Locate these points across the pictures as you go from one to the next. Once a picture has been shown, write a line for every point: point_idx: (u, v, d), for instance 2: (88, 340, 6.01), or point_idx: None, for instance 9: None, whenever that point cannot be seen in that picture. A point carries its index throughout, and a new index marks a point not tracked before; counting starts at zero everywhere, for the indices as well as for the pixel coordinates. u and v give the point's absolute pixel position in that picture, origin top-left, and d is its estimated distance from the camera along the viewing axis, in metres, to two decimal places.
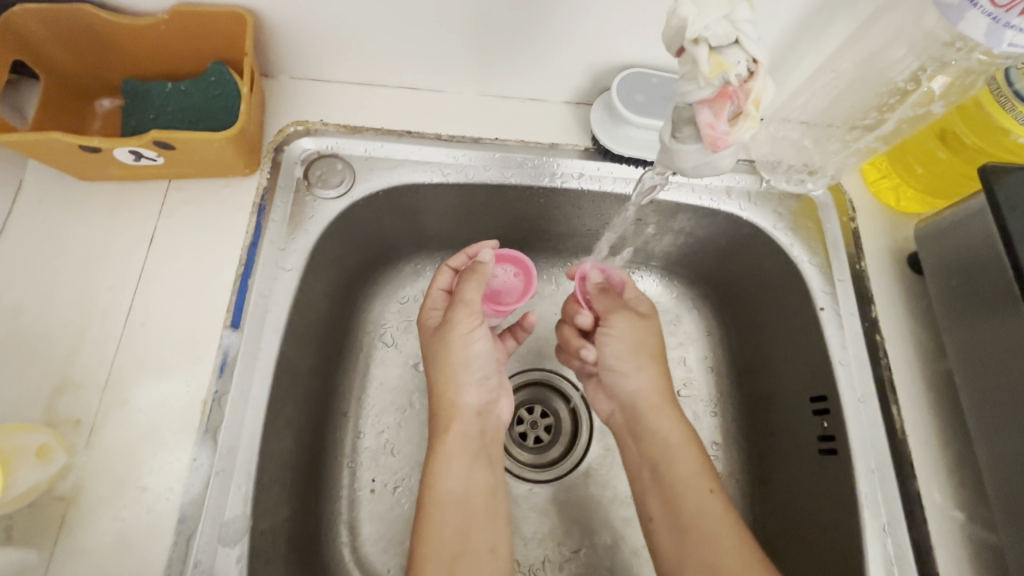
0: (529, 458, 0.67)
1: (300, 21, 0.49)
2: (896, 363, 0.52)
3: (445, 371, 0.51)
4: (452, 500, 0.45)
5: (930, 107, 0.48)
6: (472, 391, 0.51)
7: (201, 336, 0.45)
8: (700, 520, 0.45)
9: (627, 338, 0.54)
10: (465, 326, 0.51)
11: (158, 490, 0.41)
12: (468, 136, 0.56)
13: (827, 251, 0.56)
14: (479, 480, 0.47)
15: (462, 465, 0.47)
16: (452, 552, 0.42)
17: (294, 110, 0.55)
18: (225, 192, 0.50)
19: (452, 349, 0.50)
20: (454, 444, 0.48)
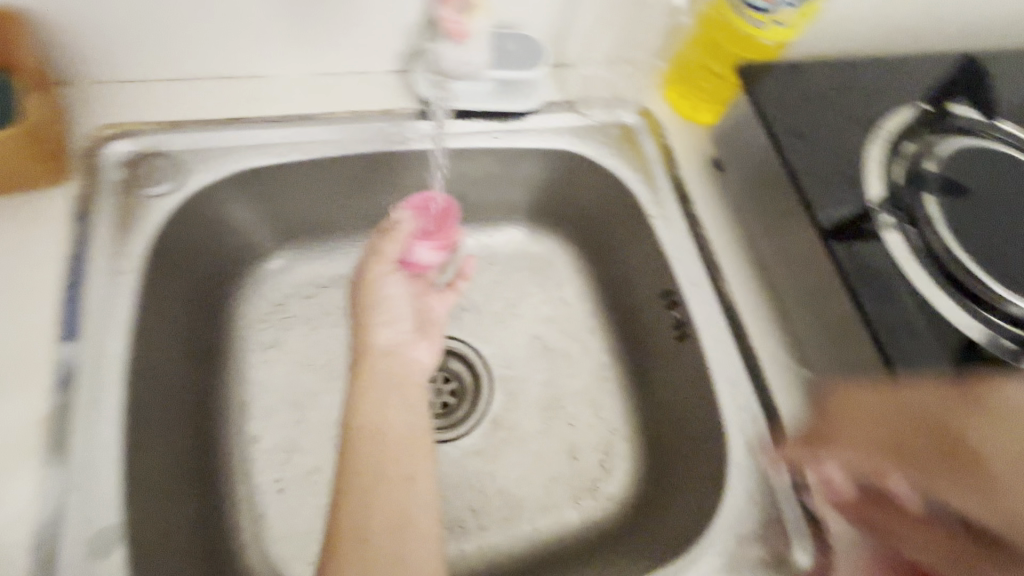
0: (438, 423, 0.69)
1: (84, 18, 0.47)
2: (723, 249, 0.60)
3: (358, 316, 0.51)
4: (364, 434, 0.42)
5: (681, 19, 0.61)
6: (383, 330, 0.50)
7: (31, 356, 0.42)
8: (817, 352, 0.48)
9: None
10: (381, 270, 0.51)
11: (6, 519, 0.37)
12: (300, 115, 0.57)
13: (648, 167, 0.63)
14: (393, 411, 0.44)
15: (375, 397, 0.45)
16: (366, 484, 0.40)
17: (102, 112, 0.52)
18: (35, 206, 0.47)
19: (364, 295, 0.51)
20: (365, 380, 0.46)
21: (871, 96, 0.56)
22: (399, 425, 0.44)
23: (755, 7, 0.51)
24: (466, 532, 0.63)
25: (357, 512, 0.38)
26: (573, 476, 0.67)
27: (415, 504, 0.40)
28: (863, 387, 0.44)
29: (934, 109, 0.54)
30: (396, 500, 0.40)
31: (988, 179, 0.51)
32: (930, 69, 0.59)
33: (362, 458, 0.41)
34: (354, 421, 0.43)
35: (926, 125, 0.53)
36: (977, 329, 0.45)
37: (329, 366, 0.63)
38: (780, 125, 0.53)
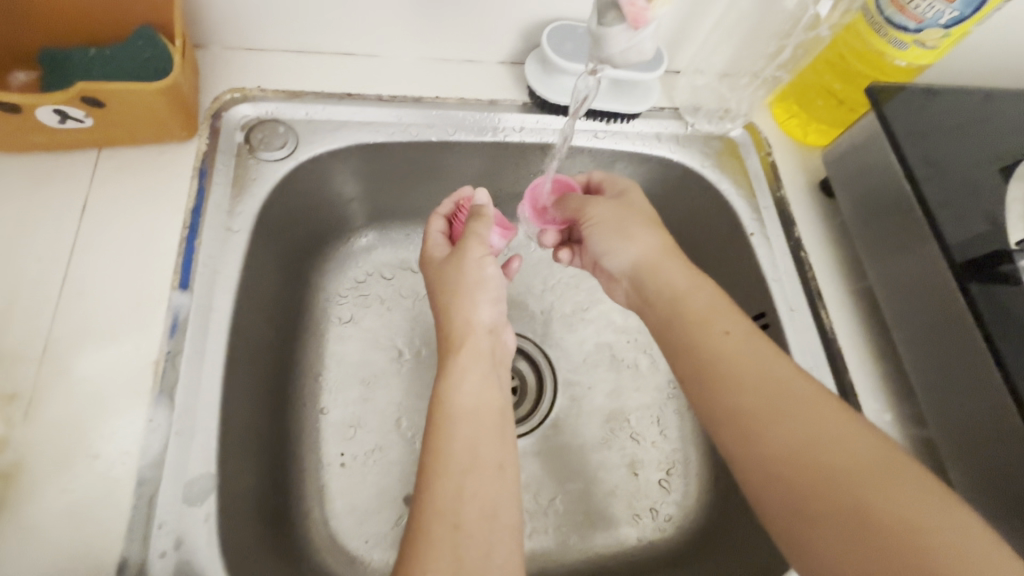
0: None
1: None
2: (824, 276, 0.57)
3: (459, 289, 0.48)
4: (463, 413, 0.41)
5: (818, 31, 0.56)
6: (484, 307, 0.48)
7: (147, 301, 0.44)
8: (737, 388, 0.40)
9: (609, 217, 0.51)
10: (476, 251, 0.49)
11: (112, 456, 0.38)
12: (409, 96, 0.57)
13: (751, 184, 0.61)
14: (489, 393, 0.44)
15: (474, 377, 0.44)
16: (461, 466, 0.38)
17: (229, 77, 0.54)
18: (161, 158, 0.49)
19: (464, 271, 0.48)
20: (466, 358, 0.45)
21: (1014, 131, 0.52)
22: (492, 412, 0.43)
23: (897, 24, 0.49)
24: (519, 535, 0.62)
25: (450, 493, 0.37)
26: (632, 491, 0.65)
27: (504, 496, 0.39)
28: (779, 435, 0.38)
29: None
30: (486, 488, 0.38)
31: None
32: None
33: (457, 437, 0.40)
34: (450, 397, 0.42)
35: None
36: None
37: (401, 347, 0.64)
38: (914, 151, 0.49)
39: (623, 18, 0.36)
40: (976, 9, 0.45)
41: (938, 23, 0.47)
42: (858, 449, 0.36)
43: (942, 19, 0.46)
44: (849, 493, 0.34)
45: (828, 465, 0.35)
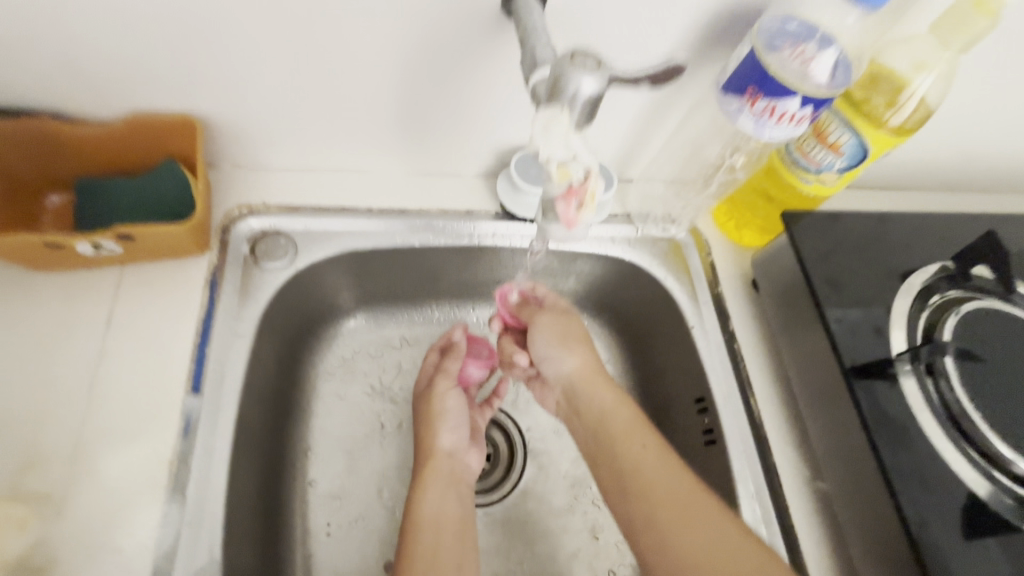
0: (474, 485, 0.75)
1: (244, 122, 0.58)
2: (754, 364, 0.65)
3: (425, 419, 0.60)
4: (425, 522, 0.51)
5: (735, 174, 0.67)
6: (445, 435, 0.59)
7: (164, 404, 0.50)
8: (652, 495, 0.51)
9: (552, 329, 0.62)
10: (443, 385, 0.62)
11: (132, 548, 0.44)
12: (395, 209, 0.66)
13: (692, 281, 0.69)
14: (449, 506, 0.54)
15: (435, 494, 0.54)
16: (425, 565, 0.48)
17: (238, 194, 0.62)
18: (177, 271, 0.56)
19: (430, 405, 0.61)
20: (429, 477, 0.55)
21: (905, 248, 0.62)
22: (452, 519, 0.53)
23: (800, 166, 0.57)
24: None
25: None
26: (592, 554, 0.71)
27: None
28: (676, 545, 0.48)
29: (955, 268, 0.60)
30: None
31: (1002, 339, 0.56)
32: (961, 223, 0.65)
33: (419, 542, 0.49)
34: (415, 510, 0.52)
35: (946, 282, 0.59)
36: (982, 484, 0.50)
37: (384, 422, 0.70)
38: (816, 271, 0.59)
39: (558, 219, 0.41)
40: (863, 161, 0.53)
41: (833, 168, 0.55)
42: (726, 545, 0.47)
43: (835, 166, 0.55)
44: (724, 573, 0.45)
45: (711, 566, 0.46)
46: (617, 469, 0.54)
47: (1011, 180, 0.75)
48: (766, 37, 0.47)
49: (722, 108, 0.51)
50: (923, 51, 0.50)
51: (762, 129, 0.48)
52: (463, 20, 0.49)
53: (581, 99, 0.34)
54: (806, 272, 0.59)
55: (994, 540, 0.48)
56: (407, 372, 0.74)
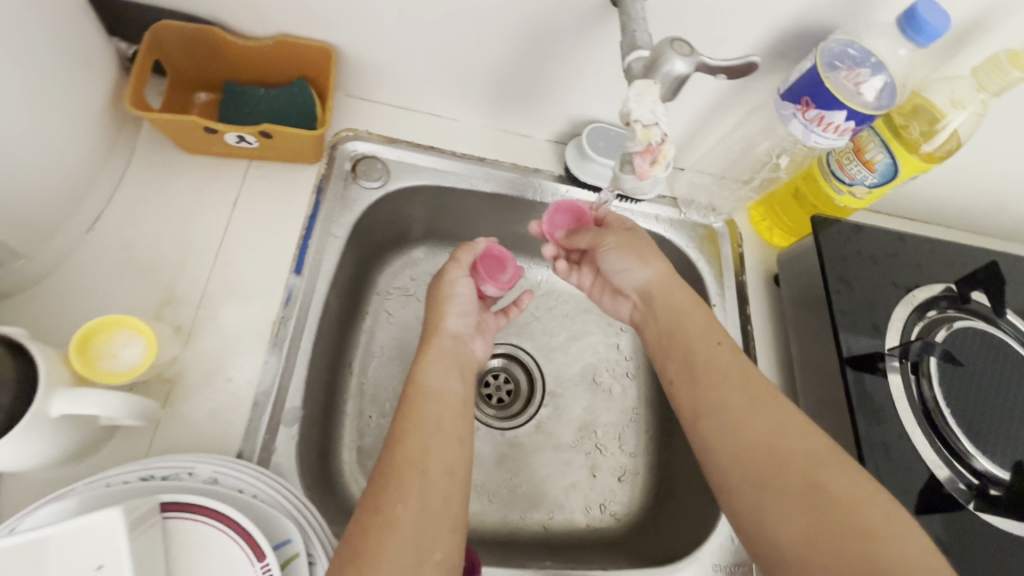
0: (495, 412, 0.85)
1: (367, 58, 0.67)
2: (764, 345, 0.73)
3: (435, 303, 0.68)
4: (428, 389, 0.58)
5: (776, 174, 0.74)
6: (452, 319, 0.68)
7: (273, 278, 0.61)
8: (727, 391, 0.54)
9: (623, 243, 0.66)
10: (453, 273, 0.69)
11: (240, 381, 0.55)
12: (475, 156, 0.76)
13: (721, 266, 0.78)
14: (450, 382, 0.61)
15: (439, 369, 0.61)
16: (428, 430, 0.54)
17: (346, 119, 0.72)
18: (293, 173, 0.66)
19: (440, 287, 0.69)
20: (433, 355, 0.63)
21: (918, 266, 0.69)
22: (453, 393, 0.60)
23: (836, 175, 0.65)
24: (495, 504, 0.78)
25: (419, 449, 0.52)
26: (589, 488, 0.81)
27: (457, 461, 0.53)
28: (751, 424, 0.51)
29: (956, 290, 0.68)
30: (446, 451, 0.53)
31: (987, 359, 0.64)
32: (973, 254, 0.72)
33: (425, 408, 0.56)
34: (420, 380, 0.59)
35: (947, 302, 0.67)
36: (943, 469, 0.58)
37: None
38: (834, 272, 0.67)
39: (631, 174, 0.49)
40: (891, 180, 0.62)
41: (864, 183, 0.63)
42: (801, 440, 0.49)
43: (866, 181, 0.63)
44: (806, 469, 0.47)
45: (781, 452, 0.49)
46: (691, 362, 0.57)
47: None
48: (828, 57, 0.55)
49: (779, 114, 0.60)
50: (962, 90, 0.58)
51: (811, 133, 0.57)
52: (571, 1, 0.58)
53: (672, 75, 0.43)
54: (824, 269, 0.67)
55: (942, 516, 0.56)
56: None
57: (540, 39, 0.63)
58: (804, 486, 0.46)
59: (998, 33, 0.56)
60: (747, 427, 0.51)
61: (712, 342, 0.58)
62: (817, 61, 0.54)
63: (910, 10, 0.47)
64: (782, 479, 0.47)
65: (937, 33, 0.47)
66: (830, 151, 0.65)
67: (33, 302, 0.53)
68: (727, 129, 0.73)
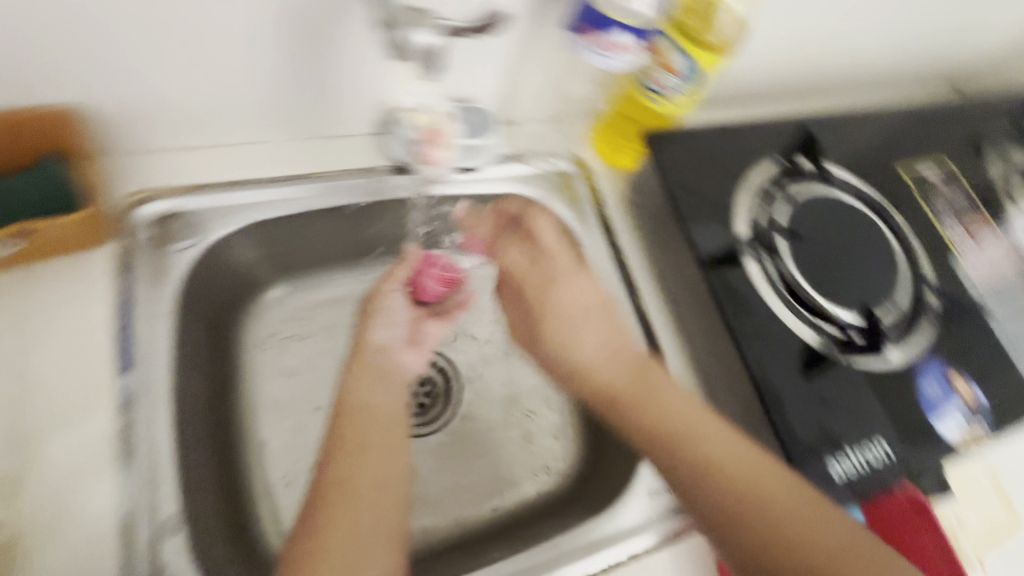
0: (417, 420, 0.82)
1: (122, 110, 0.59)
2: (642, 270, 0.74)
3: (364, 315, 0.63)
4: (358, 407, 0.54)
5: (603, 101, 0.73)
6: (382, 330, 0.62)
7: (97, 387, 0.53)
8: (654, 405, 0.54)
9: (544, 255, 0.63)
10: (388, 284, 0.64)
11: (94, 513, 0.49)
12: (296, 175, 0.69)
13: (582, 208, 0.75)
14: (382, 395, 0.56)
15: (367, 381, 0.57)
16: (353, 451, 0.51)
17: (132, 181, 0.63)
18: (84, 263, 0.58)
19: (370, 300, 0.63)
20: (363, 371, 0.58)
21: (748, 150, 0.72)
22: (383, 407, 0.55)
23: (650, 89, 0.64)
24: (442, 509, 0.77)
25: (345, 467, 0.50)
26: (530, 458, 0.81)
27: (390, 474, 0.51)
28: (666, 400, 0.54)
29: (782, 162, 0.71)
30: (379, 466, 0.51)
31: (826, 218, 0.69)
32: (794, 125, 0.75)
33: (354, 425, 0.53)
34: (346, 398, 0.55)
35: (783, 179, 0.70)
36: (811, 334, 0.62)
37: (321, 377, 0.75)
38: (675, 181, 0.68)
39: None
40: (698, 75, 0.61)
41: (676, 87, 0.63)
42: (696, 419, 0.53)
43: (676, 86, 0.62)
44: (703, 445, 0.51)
45: (684, 428, 0.52)
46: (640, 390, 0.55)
47: (841, 84, 0.87)
48: None
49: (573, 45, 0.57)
50: None
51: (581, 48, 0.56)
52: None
53: None
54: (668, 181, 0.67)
55: (823, 377, 0.59)
56: (335, 330, 0.78)
57: (307, 35, 0.56)
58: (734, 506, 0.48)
59: None
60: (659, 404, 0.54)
61: (595, 339, 0.59)
62: None
63: None
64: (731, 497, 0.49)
65: None
66: (636, 69, 0.64)
67: None
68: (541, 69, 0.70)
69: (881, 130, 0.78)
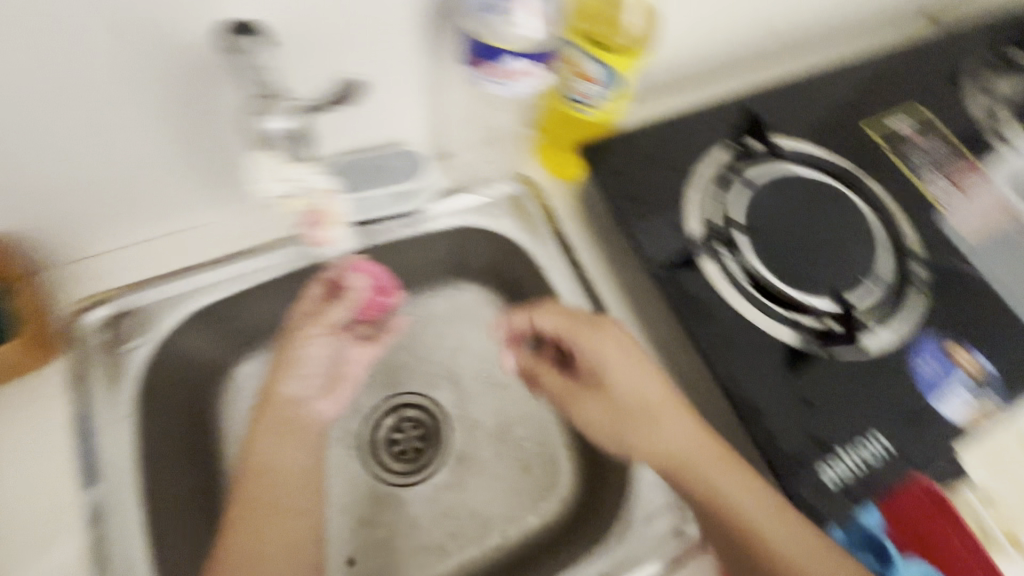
0: (405, 467, 0.80)
1: (41, 202, 0.57)
2: (607, 287, 0.71)
3: (276, 366, 0.59)
4: (267, 467, 0.54)
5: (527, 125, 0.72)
6: (292, 383, 0.58)
7: (67, 500, 0.54)
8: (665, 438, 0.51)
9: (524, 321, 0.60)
10: (313, 330, 0.60)
11: None
12: (234, 252, 0.68)
13: (533, 231, 0.73)
14: (291, 459, 0.56)
15: (272, 442, 0.55)
16: (259, 510, 0.52)
17: (86, 287, 0.64)
18: (43, 382, 0.59)
19: (286, 351, 0.59)
20: (256, 468, 0.54)
21: (676, 143, 0.68)
22: (297, 467, 0.55)
23: (574, 100, 0.61)
24: (445, 556, 0.75)
25: (250, 538, 0.50)
26: (533, 490, 0.78)
27: (304, 537, 0.53)
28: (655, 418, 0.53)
29: (738, 149, 0.67)
30: (290, 523, 0.52)
31: (789, 203, 0.64)
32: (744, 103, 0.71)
33: (259, 484, 0.53)
34: (252, 456, 0.54)
35: (738, 159, 0.66)
36: (790, 334, 0.58)
37: None
38: (614, 192, 0.64)
39: None
40: (617, 80, 0.57)
41: (598, 94, 0.59)
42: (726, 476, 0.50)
43: (597, 92, 0.59)
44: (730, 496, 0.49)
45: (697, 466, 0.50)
46: (630, 412, 0.53)
47: (805, 28, 0.80)
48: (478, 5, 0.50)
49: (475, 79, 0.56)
50: None
51: (480, 79, 0.54)
52: (181, 54, 0.50)
53: None
54: (603, 195, 0.64)
55: (807, 376, 0.56)
56: None
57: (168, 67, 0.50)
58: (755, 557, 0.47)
59: None
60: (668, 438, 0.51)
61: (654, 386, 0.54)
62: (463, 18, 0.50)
63: None
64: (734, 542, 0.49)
65: None
66: (556, 82, 0.61)
67: None
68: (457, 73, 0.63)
69: (836, 99, 0.74)
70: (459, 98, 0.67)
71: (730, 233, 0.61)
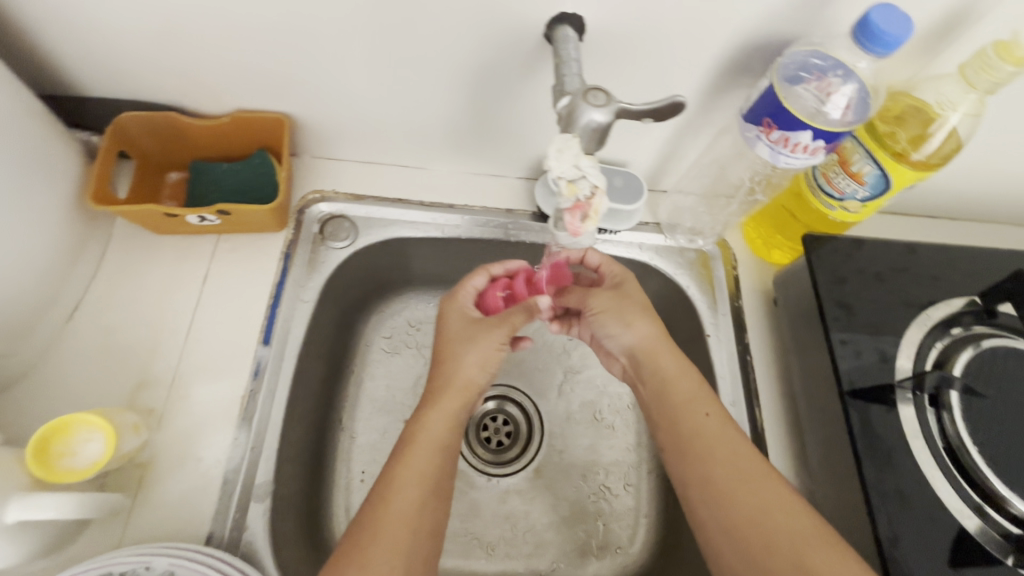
0: (490, 457, 0.83)
1: (321, 106, 0.65)
2: (764, 379, 0.67)
3: (468, 348, 0.59)
4: (438, 444, 0.55)
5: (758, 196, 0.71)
6: (475, 369, 0.60)
7: (243, 350, 0.61)
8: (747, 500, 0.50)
9: (610, 308, 0.62)
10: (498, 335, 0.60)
11: (210, 460, 0.56)
12: (444, 203, 0.74)
13: (715, 293, 0.71)
14: (455, 433, 0.57)
15: (447, 417, 0.56)
16: (418, 486, 0.51)
17: (315, 180, 0.73)
18: (261, 244, 0.67)
19: (477, 340, 0.60)
20: (422, 444, 0.54)
21: (911, 273, 0.63)
22: (457, 447, 0.57)
23: (824, 190, 0.59)
24: (494, 555, 0.75)
25: (409, 503, 0.50)
26: (595, 534, 0.77)
27: (443, 521, 0.53)
28: (739, 472, 0.51)
29: (982, 303, 0.61)
30: (437, 508, 0.52)
31: (1015, 383, 0.57)
32: (993, 261, 0.64)
33: (426, 458, 0.53)
34: (425, 427, 0.55)
35: (971, 318, 0.60)
36: (974, 521, 0.51)
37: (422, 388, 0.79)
38: (829, 295, 0.61)
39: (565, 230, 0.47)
40: (884, 193, 0.55)
41: (856, 196, 0.57)
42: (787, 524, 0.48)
43: (858, 195, 0.56)
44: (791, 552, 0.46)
45: (772, 531, 0.48)
46: (679, 435, 0.55)
47: None
48: (789, 72, 0.51)
49: (744, 137, 0.55)
50: (949, 92, 0.52)
51: (756, 140, 0.53)
52: (512, 33, 0.54)
53: (591, 125, 0.40)
54: (817, 293, 0.61)
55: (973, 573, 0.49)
56: None
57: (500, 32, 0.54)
58: (790, 567, 0.46)
59: (986, 24, 0.50)
60: (743, 498, 0.50)
61: (720, 429, 0.54)
62: (774, 79, 0.50)
63: (863, 20, 0.43)
64: (765, 557, 0.47)
65: (896, 42, 0.42)
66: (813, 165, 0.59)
67: (34, 390, 0.57)
68: (717, 126, 0.64)
69: None
70: (703, 146, 0.68)
71: (938, 384, 0.55)
